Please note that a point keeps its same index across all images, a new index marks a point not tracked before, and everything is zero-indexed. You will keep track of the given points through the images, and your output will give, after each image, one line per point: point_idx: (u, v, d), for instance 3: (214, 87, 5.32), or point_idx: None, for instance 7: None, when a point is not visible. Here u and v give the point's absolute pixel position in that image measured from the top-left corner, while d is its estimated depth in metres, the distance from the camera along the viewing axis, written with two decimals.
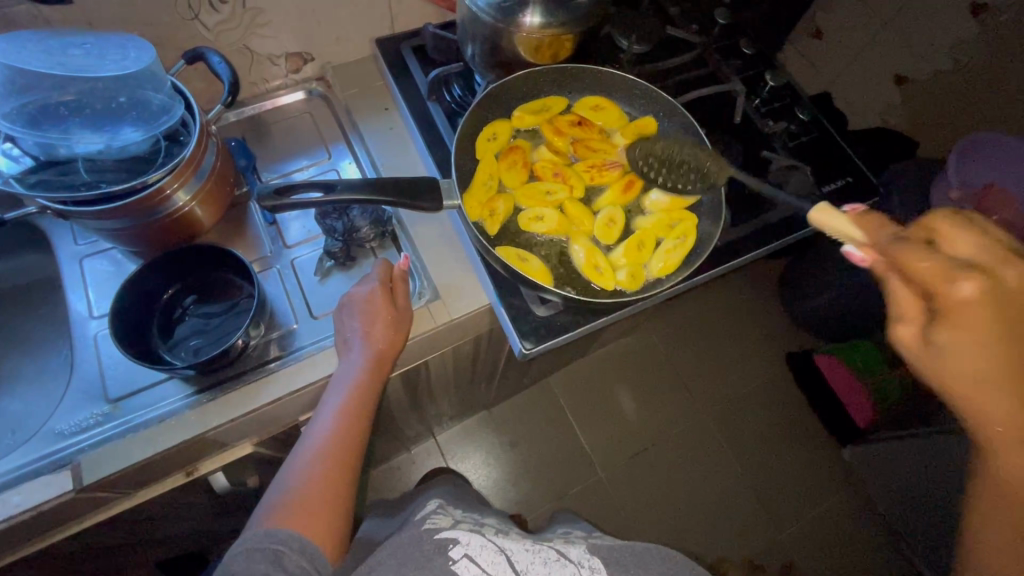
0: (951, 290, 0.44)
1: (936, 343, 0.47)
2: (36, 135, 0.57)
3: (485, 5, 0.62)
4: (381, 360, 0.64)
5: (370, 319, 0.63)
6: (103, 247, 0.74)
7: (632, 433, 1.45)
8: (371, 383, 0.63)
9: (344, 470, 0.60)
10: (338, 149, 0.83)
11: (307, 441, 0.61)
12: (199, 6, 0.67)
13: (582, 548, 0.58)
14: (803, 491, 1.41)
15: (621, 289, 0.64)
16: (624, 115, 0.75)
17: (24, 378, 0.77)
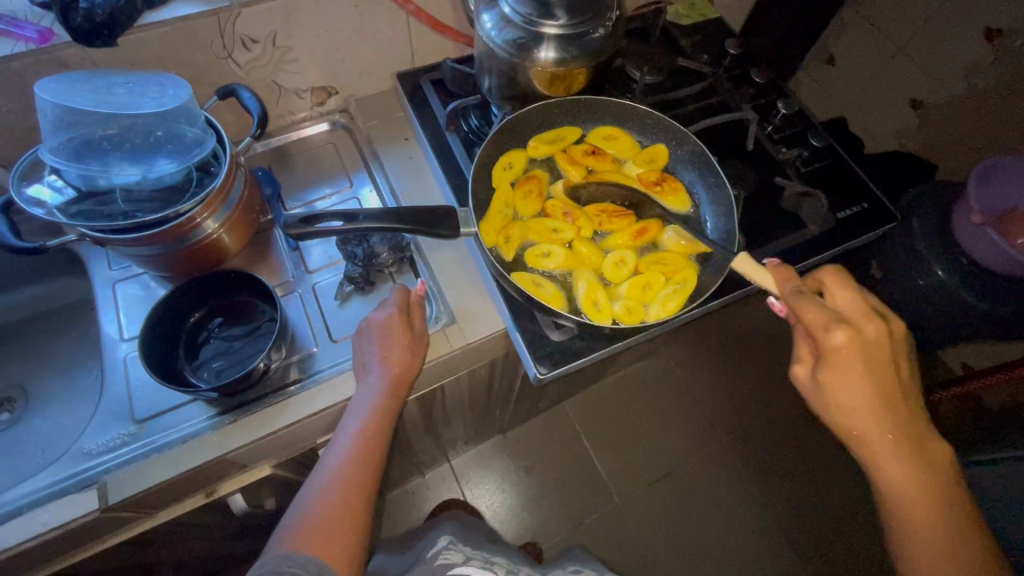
0: (827, 340, 0.51)
1: (821, 383, 0.53)
2: (79, 168, 0.61)
3: (501, 42, 0.65)
4: (397, 386, 0.65)
5: (387, 344, 0.65)
6: (136, 272, 0.77)
7: (649, 462, 1.42)
8: (386, 408, 0.64)
9: (361, 494, 0.60)
10: (359, 177, 0.86)
11: (326, 463, 0.61)
12: (233, 45, 0.72)
13: None
14: (828, 523, 1.36)
15: (618, 323, 0.60)
16: (635, 144, 0.73)
17: (56, 397, 0.80)
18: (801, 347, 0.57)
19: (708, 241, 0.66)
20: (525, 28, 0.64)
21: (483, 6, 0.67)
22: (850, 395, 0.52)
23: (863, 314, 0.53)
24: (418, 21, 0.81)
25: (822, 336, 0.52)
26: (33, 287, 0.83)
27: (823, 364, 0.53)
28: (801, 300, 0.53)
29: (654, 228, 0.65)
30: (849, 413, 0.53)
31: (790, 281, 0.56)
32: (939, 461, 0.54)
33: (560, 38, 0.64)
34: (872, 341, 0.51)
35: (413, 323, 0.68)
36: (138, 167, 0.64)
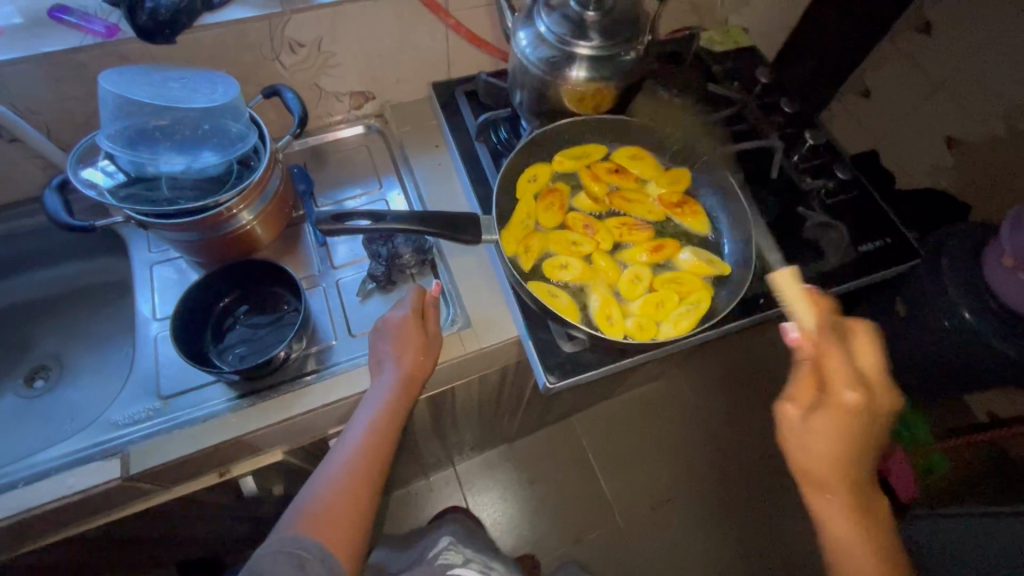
0: (841, 395, 0.49)
1: (812, 426, 0.51)
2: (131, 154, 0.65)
3: (533, 59, 0.67)
4: (408, 388, 0.67)
5: (401, 344, 0.67)
6: (172, 256, 0.81)
7: (651, 484, 1.41)
8: (396, 408, 0.66)
9: (368, 490, 0.62)
10: (388, 179, 0.89)
11: (335, 456, 0.63)
12: (281, 48, 0.76)
13: None
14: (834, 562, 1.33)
15: (630, 338, 0.61)
16: (659, 165, 0.74)
17: (89, 369, 0.84)
18: (800, 382, 0.53)
19: (724, 264, 0.66)
20: (558, 47, 0.66)
21: (520, 24, 0.70)
22: (824, 445, 0.50)
23: (880, 382, 0.51)
24: (456, 35, 0.85)
25: (838, 391, 0.49)
26: (77, 264, 0.88)
27: (823, 414, 0.50)
28: (832, 345, 0.50)
29: (671, 249, 0.66)
30: (816, 459, 0.51)
31: (829, 318, 0.52)
32: (883, 521, 0.55)
33: (591, 59, 0.66)
34: (879, 408, 0.50)
35: (427, 323, 0.70)
36: (184, 157, 0.68)
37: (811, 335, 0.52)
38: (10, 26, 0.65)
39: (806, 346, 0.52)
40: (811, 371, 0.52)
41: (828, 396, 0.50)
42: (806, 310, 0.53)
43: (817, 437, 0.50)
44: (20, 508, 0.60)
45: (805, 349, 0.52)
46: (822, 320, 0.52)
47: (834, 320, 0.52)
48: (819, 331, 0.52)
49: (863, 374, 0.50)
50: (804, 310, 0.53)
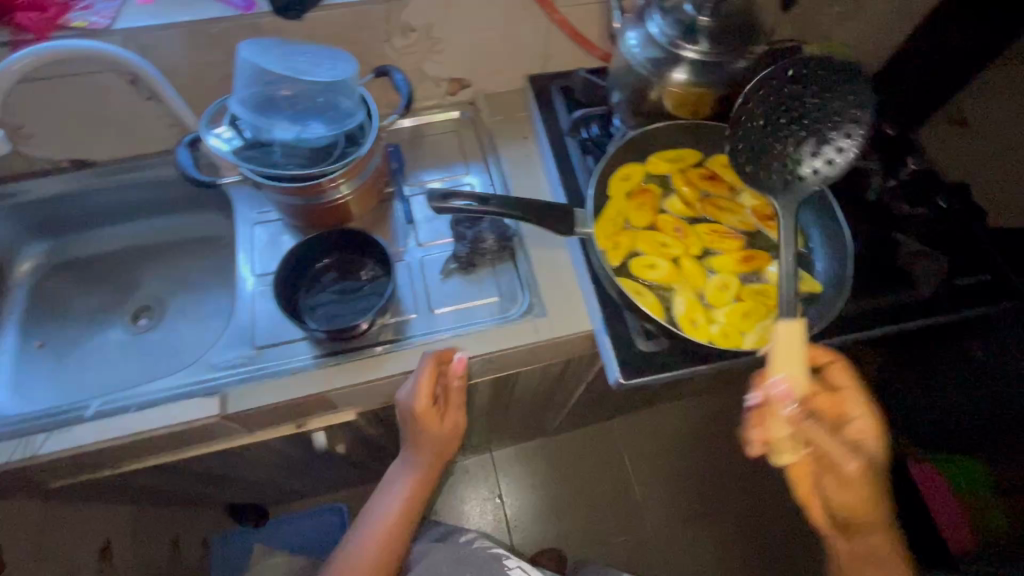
0: (843, 463, 0.57)
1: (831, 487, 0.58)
2: (252, 119, 0.70)
3: (639, 59, 0.70)
4: (424, 474, 0.80)
5: (422, 416, 0.74)
6: (272, 218, 0.86)
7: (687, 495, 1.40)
8: (430, 447, 0.79)
9: (394, 541, 0.76)
10: (474, 166, 0.92)
11: (361, 531, 0.76)
12: (394, 31, 0.79)
13: None
14: None
15: (712, 344, 0.61)
16: (754, 175, 0.73)
17: (187, 315, 0.92)
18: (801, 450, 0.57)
19: (815, 282, 0.65)
20: (664, 50, 0.68)
21: (629, 24, 0.71)
22: (855, 485, 0.58)
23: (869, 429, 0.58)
24: (559, 30, 0.86)
25: (846, 459, 0.57)
26: (185, 217, 0.96)
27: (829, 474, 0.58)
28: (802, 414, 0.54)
29: (761, 261, 0.66)
30: (856, 504, 0.59)
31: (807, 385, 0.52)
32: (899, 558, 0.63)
33: (694, 64, 0.68)
34: (868, 455, 0.58)
35: (452, 392, 0.75)
36: (295, 126, 0.72)
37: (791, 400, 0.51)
38: None
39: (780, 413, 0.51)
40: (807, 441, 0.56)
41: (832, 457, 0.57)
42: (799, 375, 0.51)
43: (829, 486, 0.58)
44: (134, 430, 0.67)
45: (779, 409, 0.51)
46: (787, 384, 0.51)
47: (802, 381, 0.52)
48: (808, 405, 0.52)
49: (861, 432, 0.57)
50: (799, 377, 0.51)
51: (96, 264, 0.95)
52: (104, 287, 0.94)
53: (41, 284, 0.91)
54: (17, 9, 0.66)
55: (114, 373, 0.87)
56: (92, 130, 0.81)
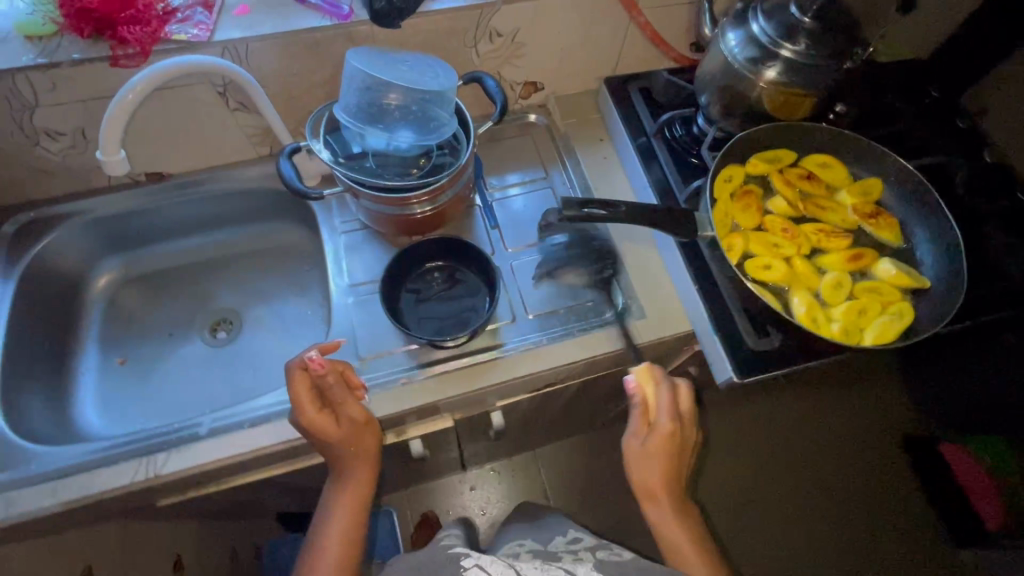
0: (633, 452, 0.69)
1: (663, 507, 0.68)
2: (347, 123, 0.71)
3: (738, 57, 0.70)
4: (356, 493, 0.67)
5: (325, 411, 0.65)
6: (357, 226, 0.86)
7: (758, 494, 1.29)
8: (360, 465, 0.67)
9: (348, 553, 0.64)
10: (554, 170, 0.92)
11: (311, 549, 0.64)
12: (480, 37, 0.79)
13: (590, 569, 0.56)
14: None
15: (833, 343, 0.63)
16: (849, 175, 0.75)
17: (265, 326, 0.91)
18: (636, 423, 0.70)
19: (925, 278, 0.66)
20: (762, 48, 0.68)
21: (728, 24, 0.71)
22: (660, 479, 0.67)
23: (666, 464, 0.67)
24: (638, 32, 0.86)
25: (639, 446, 0.68)
26: (256, 227, 0.95)
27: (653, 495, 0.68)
28: (653, 433, 0.68)
29: (869, 259, 0.68)
30: (654, 484, 0.67)
31: (669, 417, 0.68)
32: None
33: (791, 63, 0.67)
34: (645, 474, 0.68)
35: (331, 394, 0.65)
36: (383, 133, 0.72)
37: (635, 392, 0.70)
38: (260, 4, 0.71)
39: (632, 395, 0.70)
40: (637, 418, 0.70)
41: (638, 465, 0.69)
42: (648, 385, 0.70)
43: (661, 504, 0.67)
44: (253, 446, 0.67)
45: (635, 392, 0.70)
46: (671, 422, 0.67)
47: (654, 403, 0.68)
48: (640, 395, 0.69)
49: (646, 446, 0.68)
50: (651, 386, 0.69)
51: (168, 276, 0.93)
52: (176, 298, 0.92)
53: (117, 299, 0.89)
54: (119, 24, 0.65)
55: (199, 388, 0.85)
56: (178, 143, 0.81)
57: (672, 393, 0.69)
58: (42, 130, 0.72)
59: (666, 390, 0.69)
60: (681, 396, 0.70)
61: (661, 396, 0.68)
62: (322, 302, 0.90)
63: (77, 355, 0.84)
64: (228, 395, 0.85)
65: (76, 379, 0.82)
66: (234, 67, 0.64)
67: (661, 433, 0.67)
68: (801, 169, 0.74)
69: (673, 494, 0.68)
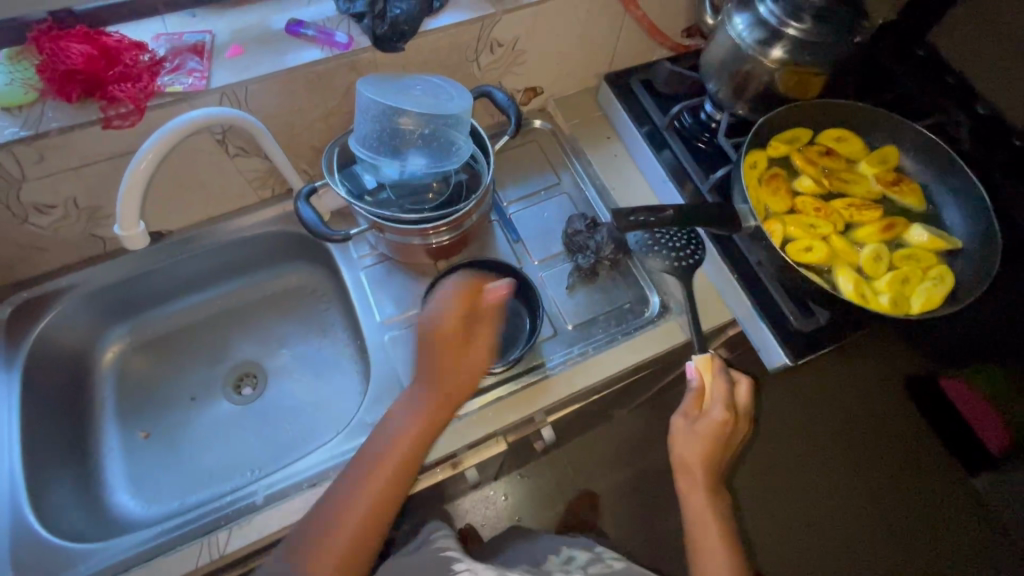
0: (679, 431, 0.69)
1: (696, 487, 0.67)
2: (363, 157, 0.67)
3: (748, 40, 0.68)
4: (408, 434, 0.62)
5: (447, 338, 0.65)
6: (377, 259, 0.82)
7: (782, 454, 1.25)
8: (423, 425, 0.63)
9: (385, 493, 0.60)
10: (567, 174, 0.89)
11: (358, 476, 0.61)
12: (482, 49, 0.76)
13: None
14: (923, 501, 1.22)
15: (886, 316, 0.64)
16: (865, 146, 0.76)
17: (291, 375, 0.86)
18: (687, 403, 0.70)
19: (957, 239, 0.68)
20: (769, 28, 0.67)
21: (734, 8, 0.70)
22: (700, 456, 0.67)
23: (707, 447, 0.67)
24: (634, 26, 0.85)
25: (686, 426, 0.69)
26: (265, 272, 0.90)
27: (688, 471, 0.68)
28: (701, 415, 0.68)
29: (902, 226, 0.69)
30: (690, 456, 0.67)
31: (722, 405, 0.68)
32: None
33: (797, 41, 0.66)
34: (684, 455, 0.68)
35: (463, 328, 0.65)
36: (397, 161, 0.69)
37: (695, 380, 0.70)
38: (253, 42, 0.67)
39: (691, 382, 0.70)
40: (690, 401, 0.70)
41: (679, 444, 0.69)
42: (709, 374, 0.70)
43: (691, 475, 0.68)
44: None
45: (694, 379, 0.70)
46: (724, 410, 0.68)
47: (712, 390, 0.69)
48: (698, 383, 0.70)
49: (690, 428, 0.68)
50: (713, 376, 0.69)
51: (180, 336, 0.87)
52: (193, 358, 0.86)
53: (128, 370, 0.84)
54: (108, 83, 0.60)
55: (234, 450, 0.81)
56: (176, 197, 0.77)
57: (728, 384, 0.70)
58: (31, 206, 0.67)
59: (724, 383, 0.69)
60: (736, 393, 0.71)
61: (720, 385, 0.69)
62: (347, 341, 0.87)
63: (98, 436, 0.79)
64: (267, 452, 0.81)
65: (102, 462, 0.77)
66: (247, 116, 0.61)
67: (708, 419, 0.68)
68: (819, 145, 0.75)
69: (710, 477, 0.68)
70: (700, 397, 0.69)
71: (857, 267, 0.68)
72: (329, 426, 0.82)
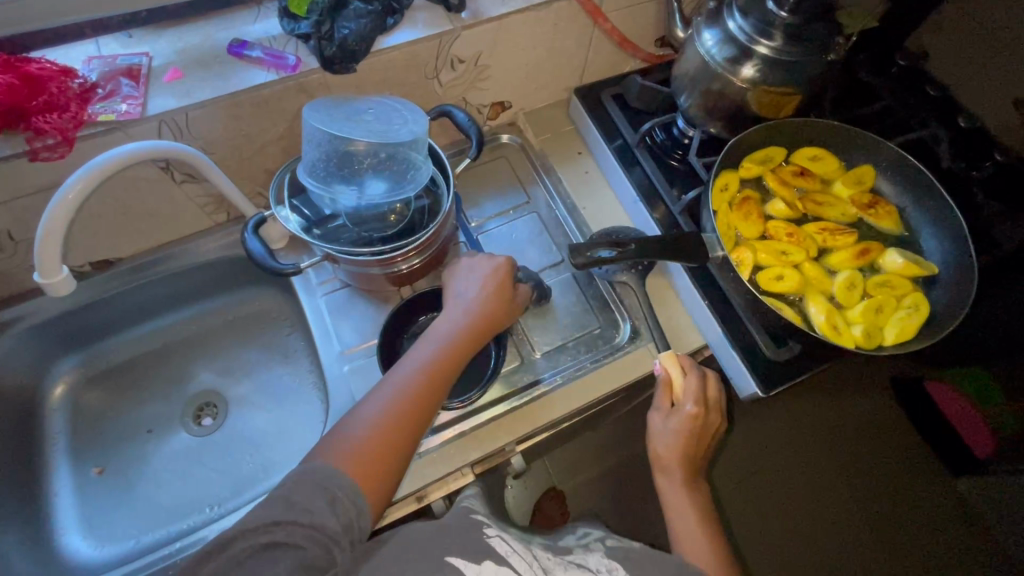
0: (651, 427, 0.67)
1: (676, 484, 0.65)
2: (315, 186, 0.64)
3: (717, 58, 0.65)
4: (413, 400, 0.56)
5: (480, 288, 0.65)
6: (338, 285, 0.79)
7: (773, 451, 1.13)
8: (448, 362, 0.59)
9: (404, 429, 0.54)
10: (536, 191, 0.86)
11: (374, 395, 0.55)
12: (442, 66, 0.73)
13: (600, 555, 0.54)
14: (914, 508, 1.12)
15: (861, 347, 0.62)
16: (840, 165, 0.74)
17: (251, 405, 0.83)
18: (659, 398, 0.67)
19: (932, 265, 0.67)
20: (740, 46, 0.63)
21: (702, 25, 0.67)
22: (677, 454, 0.65)
23: (682, 444, 0.65)
24: (604, 37, 0.82)
25: (657, 422, 0.67)
26: (224, 297, 0.87)
27: (664, 468, 0.66)
28: (671, 413, 0.66)
29: (877, 252, 0.68)
30: (664, 452, 0.66)
31: (692, 400, 0.65)
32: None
33: (770, 60, 0.63)
34: (658, 452, 0.66)
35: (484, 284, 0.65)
36: (354, 191, 0.66)
37: (664, 377, 0.67)
38: (193, 65, 0.63)
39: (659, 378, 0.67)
40: (661, 398, 0.67)
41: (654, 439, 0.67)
42: (677, 370, 0.67)
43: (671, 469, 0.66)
44: None
45: (662, 376, 0.67)
46: (694, 406, 0.65)
47: (680, 387, 0.66)
48: (667, 378, 0.67)
49: (661, 427, 0.66)
50: (680, 371, 0.66)
51: (135, 365, 0.84)
52: (148, 388, 0.83)
53: (80, 403, 0.81)
54: (31, 113, 0.56)
55: (191, 485, 0.77)
56: (121, 225, 0.73)
57: (698, 379, 0.66)
58: None
59: (693, 379, 0.65)
60: (710, 385, 0.67)
61: (688, 380, 0.65)
62: (310, 368, 0.83)
63: (48, 475, 0.76)
64: (226, 486, 0.77)
65: (53, 501, 0.75)
66: (184, 148, 0.59)
67: (678, 416, 0.65)
68: (792, 165, 0.73)
69: (692, 473, 0.66)
70: (670, 392, 0.66)
71: (829, 295, 0.66)
72: (288, 459, 0.78)
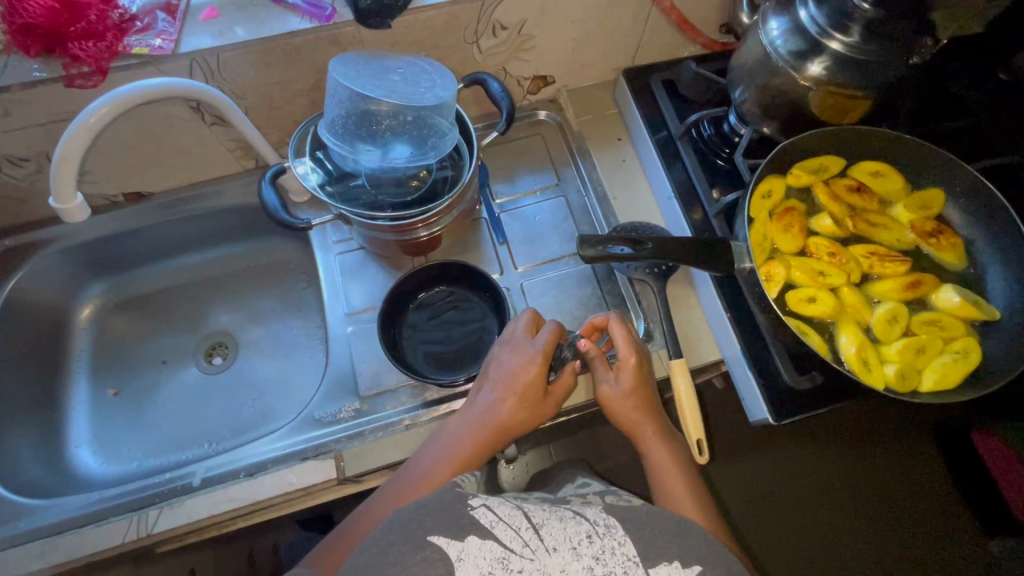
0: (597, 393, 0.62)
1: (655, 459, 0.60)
2: (337, 146, 0.63)
3: (782, 50, 0.58)
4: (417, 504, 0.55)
5: (506, 388, 0.59)
6: (354, 245, 0.79)
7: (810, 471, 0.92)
8: (449, 474, 0.56)
9: None
10: (567, 174, 0.82)
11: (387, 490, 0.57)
12: (483, 31, 0.69)
13: (599, 508, 0.48)
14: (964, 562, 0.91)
15: (891, 389, 0.56)
16: (906, 185, 0.66)
17: (259, 350, 0.84)
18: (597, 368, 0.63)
19: (995, 310, 0.60)
20: (809, 38, 0.57)
21: (770, 11, 0.60)
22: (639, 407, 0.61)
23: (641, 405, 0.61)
24: (663, 17, 0.76)
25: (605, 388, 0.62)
26: (247, 243, 0.88)
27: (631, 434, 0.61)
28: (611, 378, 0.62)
29: (930, 286, 0.61)
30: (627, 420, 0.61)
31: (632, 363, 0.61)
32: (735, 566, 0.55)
33: (841, 57, 0.56)
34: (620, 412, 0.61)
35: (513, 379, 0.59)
36: (377, 152, 0.64)
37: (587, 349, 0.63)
38: (230, 5, 0.62)
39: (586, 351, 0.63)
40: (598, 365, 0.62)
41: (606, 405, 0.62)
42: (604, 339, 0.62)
43: (648, 433, 0.60)
44: (250, 499, 0.62)
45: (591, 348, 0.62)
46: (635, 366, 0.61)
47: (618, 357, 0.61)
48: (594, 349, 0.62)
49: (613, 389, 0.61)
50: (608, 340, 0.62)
51: (159, 298, 0.87)
52: (167, 322, 0.86)
53: (105, 327, 0.85)
54: (69, 39, 0.57)
55: (195, 421, 0.80)
56: (154, 160, 0.75)
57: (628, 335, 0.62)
58: (4, 158, 0.66)
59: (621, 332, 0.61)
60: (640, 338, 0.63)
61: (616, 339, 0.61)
62: (319, 324, 0.84)
63: (67, 390, 0.80)
64: (226, 426, 0.79)
65: (69, 415, 0.79)
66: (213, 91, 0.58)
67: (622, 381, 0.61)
68: (848, 178, 0.66)
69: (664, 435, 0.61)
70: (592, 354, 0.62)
71: (866, 326, 0.60)
72: (284, 407, 0.79)
